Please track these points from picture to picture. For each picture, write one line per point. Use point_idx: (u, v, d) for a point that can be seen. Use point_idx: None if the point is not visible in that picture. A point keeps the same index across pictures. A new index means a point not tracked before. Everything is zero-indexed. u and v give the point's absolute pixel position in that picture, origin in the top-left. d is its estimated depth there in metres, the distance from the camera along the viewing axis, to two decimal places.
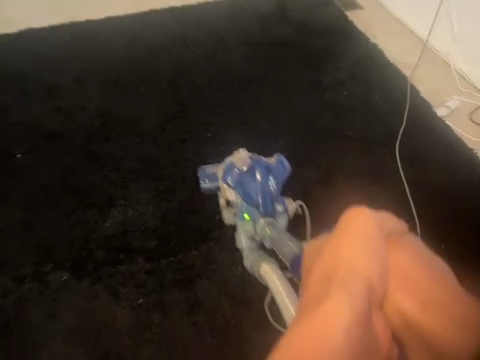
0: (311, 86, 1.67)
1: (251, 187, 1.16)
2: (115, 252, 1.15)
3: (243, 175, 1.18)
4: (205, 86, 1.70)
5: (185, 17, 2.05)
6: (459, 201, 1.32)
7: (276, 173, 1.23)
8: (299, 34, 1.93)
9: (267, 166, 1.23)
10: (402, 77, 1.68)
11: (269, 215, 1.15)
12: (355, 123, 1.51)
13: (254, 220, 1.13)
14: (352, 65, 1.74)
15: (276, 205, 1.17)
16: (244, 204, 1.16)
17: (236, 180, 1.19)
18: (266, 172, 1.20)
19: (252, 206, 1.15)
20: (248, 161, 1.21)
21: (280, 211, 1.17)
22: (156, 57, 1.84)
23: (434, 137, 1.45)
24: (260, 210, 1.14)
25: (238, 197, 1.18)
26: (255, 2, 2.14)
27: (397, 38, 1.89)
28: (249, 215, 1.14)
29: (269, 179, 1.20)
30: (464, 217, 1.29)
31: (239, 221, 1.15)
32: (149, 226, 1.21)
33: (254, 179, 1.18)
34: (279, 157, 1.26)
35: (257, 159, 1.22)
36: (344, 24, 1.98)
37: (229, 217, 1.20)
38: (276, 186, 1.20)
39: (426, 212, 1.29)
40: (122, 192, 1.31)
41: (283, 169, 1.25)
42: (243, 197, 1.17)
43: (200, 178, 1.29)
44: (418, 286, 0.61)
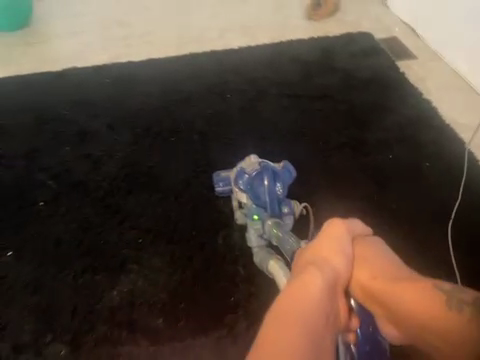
0: (351, 146, 1.54)
1: (260, 191, 1.20)
2: (118, 329, 1.06)
3: (251, 179, 1.21)
4: (237, 137, 1.62)
5: (224, 62, 2.00)
6: None
7: (283, 177, 1.24)
8: (343, 84, 1.80)
9: (274, 171, 1.23)
10: (457, 145, 1.51)
11: (276, 215, 1.21)
12: (402, 199, 1.39)
13: (263, 221, 1.19)
14: (400, 124, 1.59)
15: (283, 206, 1.22)
16: (254, 207, 1.22)
17: (245, 183, 1.22)
18: (273, 176, 1.22)
19: (260, 208, 1.21)
20: (257, 166, 1.22)
21: (287, 213, 1.23)
22: (191, 104, 1.79)
23: None
24: (268, 211, 1.20)
25: (248, 199, 1.22)
26: (298, 49, 2.05)
27: (453, 96, 1.72)
28: (258, 216, 1.21)
29: (277, 184, 1.22)
30: None
31: (249, 221, 1.22)
32: (158, 301, 1.11)
33: (261, 182, 1.21)
34: (286, 163, 1.26)
35: (266, 164, 1.23)
36: (394, 76, 1.83)
37: (240, 217, 1.26)
38: (284, 190, 1.23)
39: None
40: (136, 256, 1.22)
41: (289, 174, 1.25)
42: (252, 200, 1.22)
43: (215, 182, 1.31)
44: (373, 272, 0.94)
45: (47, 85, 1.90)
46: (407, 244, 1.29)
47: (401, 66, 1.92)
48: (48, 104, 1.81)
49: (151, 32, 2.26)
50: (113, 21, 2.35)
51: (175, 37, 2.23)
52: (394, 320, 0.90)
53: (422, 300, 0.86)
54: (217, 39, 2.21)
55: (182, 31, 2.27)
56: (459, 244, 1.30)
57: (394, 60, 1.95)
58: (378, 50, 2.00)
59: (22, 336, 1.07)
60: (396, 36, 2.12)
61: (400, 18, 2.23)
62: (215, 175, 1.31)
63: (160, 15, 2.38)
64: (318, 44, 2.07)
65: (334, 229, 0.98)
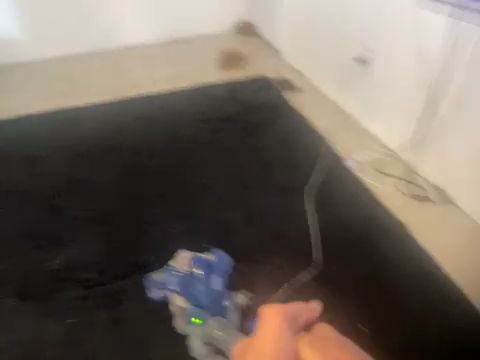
0: (246, 147, 2.00)
1: (195, 288, 1.31)
2: (59, 283, 1.37)
3: (186, 277, 1.34)
4: (158, 150, 2.04)
5: (150, 101, 2.50)
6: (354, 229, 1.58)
7: (215, 269, 1.39)
8: (243, 110, 2.34)
9: (205, 263, 1.39)
10: (319, 139, 2.01)
11: (217, 312, 1.28)
12: (278, 176, 1.80)
13: (204, 321, 1.26)
14: (282, 130, 2.11)
15: (222, 299, 1.32)
16: (192, 308, 1.29)
17: (180, 285, 1.33)
18: (205, 270, 1.37)
19: (198, 307, 1.29)
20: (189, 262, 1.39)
21: (228, 306, 1.31)
22: (122, 131, 2.23)
23: (339, 184, 1.75)
24: (206, 307, 1.28)
25: (186, 300, 1.30)
26: (209, 89, 2.60)
27: (321, 107, 2.27)
28: (198, 317, 1.27)
29: (209, 277, 1.36)
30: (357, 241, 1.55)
31: (190, 324, 1.27)
32: (90, 261, 1.44)
33: (195, 279, 1.33)
34: (216, 253, 1.46)
35: (197, 260, 1.40)
36: (281, 101, 2.39)
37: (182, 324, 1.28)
38: (217, 281, 1.37)
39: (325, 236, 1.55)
40: (73, 235, 1.55)
41: (221, 263, 1.42)
42: (190, 301, 1.29)
43: (150, 288, 1.36)
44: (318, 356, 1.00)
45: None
46: (278, 202, 1.67)
47: (287, 96, 2.52)
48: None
49: (91, 85, 2.74)
50: (59, 78, 2.81)
51: (111, 87, 2.72)
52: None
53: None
54: (147, 86, 2.74)
55: (117, 82, 2.78)
56: (313, 199, 1.69)
57: (282, 92, 2.56)
58: (270, 86, 2.61)
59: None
60: (285, 76, 2.77)
61: (288, 64, 2.90)
62: (146, 279, 1.38)
63: (100, 71, 2.89)
64: (225, 84, 2.65)
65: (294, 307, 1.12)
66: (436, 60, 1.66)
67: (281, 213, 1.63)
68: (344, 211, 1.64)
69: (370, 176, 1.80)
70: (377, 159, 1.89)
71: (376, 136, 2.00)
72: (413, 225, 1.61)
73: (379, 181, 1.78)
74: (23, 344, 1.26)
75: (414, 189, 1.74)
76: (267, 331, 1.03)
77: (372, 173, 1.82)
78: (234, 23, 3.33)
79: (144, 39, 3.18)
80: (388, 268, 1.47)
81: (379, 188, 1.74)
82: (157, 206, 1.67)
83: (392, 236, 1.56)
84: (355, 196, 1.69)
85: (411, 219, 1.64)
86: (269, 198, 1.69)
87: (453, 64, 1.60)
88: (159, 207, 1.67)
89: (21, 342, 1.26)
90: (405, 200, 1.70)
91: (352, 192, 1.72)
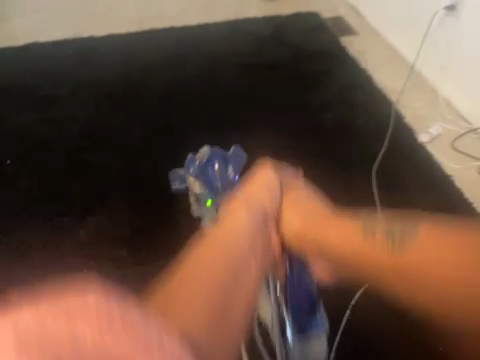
0: (296, 107, 1.71)
1: (212, 176, 1.15)
2: (86, 258, 1.27)
3: (200, 165, 1.21)
4: (193, 103, 1.75)
5: (183, 37, 2.13)
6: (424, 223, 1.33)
7: (234, 161, 1.21)
8: (292, 57, 1.98)
9: (224, 156, 1.21)
10: (386, 106, 1.68)
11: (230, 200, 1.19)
12: (334, 148, 1.55)
13: (213, 203, 1.08)
14: (340, 88, 1.77)
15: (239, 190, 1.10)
16: (205, 191, 1.15)
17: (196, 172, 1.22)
18: (223, 158, 1.20)
19: (213, 191, 1.13)
20: (208, 154, 1.22)
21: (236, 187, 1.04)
22: (151, 73, 1.91)
23: (409, 163, 1.48)
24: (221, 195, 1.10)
25: (201, 186, 1.17)
26: (252, 27, 2.20)
27: (388, 63, 1.88)
28: (209, 200, 1.10)
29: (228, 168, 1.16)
30: None
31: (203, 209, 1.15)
32: (120, 236, 1.31)
33: (211, 166, 1.18)
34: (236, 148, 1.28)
35: (214, 151, 1.23)
36: (338, 48, 2.01)
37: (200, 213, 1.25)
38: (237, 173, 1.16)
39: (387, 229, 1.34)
40: (100, 201, 1.41)
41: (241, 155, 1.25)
42: (205, 187, 1.15)
43: (172, 180, 1.39)
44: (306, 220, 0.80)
45: (11, 58, 1.98)
46: (333, 182, 1.44)
47: (345, 42, 2.12)
48: (11, 75, 1.89)
49: (113, 10, 2.35)
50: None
51: (137, 14, 2.32)
52: (325, 260, 0.81)
53: (350, 233, 0.79)
54: (178, 16, 2.32)
55: (144, 8, 2.37)
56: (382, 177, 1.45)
57: (339, 36, 2.15)
58: (325, 28, 2.19)
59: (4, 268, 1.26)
60: (342, 15, 2.32)
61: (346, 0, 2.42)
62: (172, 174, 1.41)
63: None
64: (271, 21, 2.24)
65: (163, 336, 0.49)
66: None
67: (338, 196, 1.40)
68: (420, 198, 1.38)
69: (448, 155, 1.50)
70: (456, 134, 1.56)
71: (457, 105, 1.64)
72: None
73: (459, 164, 1.47)
74: None
75: None
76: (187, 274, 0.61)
77: (449, 152, 1.51)
78: None
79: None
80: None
81: (458, 173, 1.45)
82: None
83: None
84: (430, 181, 1.42)
85: None
86: (323, 175, 1.46)
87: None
88: None
89: None
90: None
91: (426, 174, 1.45)
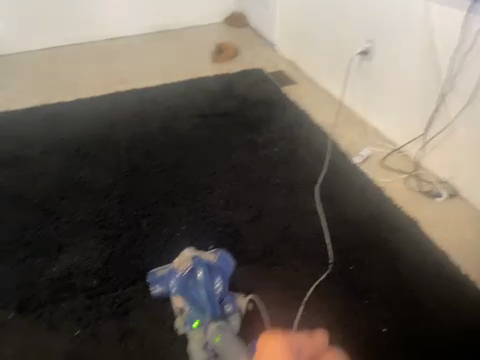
0: (247, 145, 1.94)
1: (197, 293, 1.17)
2: (58, 292, 1.26)
3: (186, 279, 1.18)
4: (155, 149, 1.94)
5: (144, 96, 2.39)
6: (365, 226, 1.50)
7: (219, 270, 1.22)
8: (241, 106, 2.26)
9: (209, 264, 1.22)
10: (323, 137, 1.95)
11: (217, 318, 1.15)
12: (284, 174, 1.74)
13: (204, 328, 1.12)
14: (284, 127, 2.03)
15: (225, 305, 1.18)
16: (193, 312, 1.16)
17: (179, 284, 1.20)
18: (210, 271, 1.20)
19: (200, 311, 1.16)
20: (190, 263, 1.21)
21: (231, 312, 1.18)
22: (115, 129, 2.11)
23: (347, 179, 1.69)
24: (208, 316, 1.14)
25: (186, 303, 1.17)
26: (205, 84, 2.50)
27: (322, 102, 2.20)
28: (198, 322, 1.14)
29: (214, 282, 1.19)
30: (371, 237, 1.47)
31: (190, 330, 1.14)
32: (92, 268, 1.34)
33: (197, 280, 1.18)
34: (221, 252, 1.25)
35: (198, 259, 1.21)
36: (279, 95, 2.33)
37: (181, 327, 1.17)
38: (222, 285, 1.20)
39: (335, 234, 1.48)
40: (71, 240, 1.45)
41: (227, 263, 1.25)
42: (191, 304, 1.17)
43: (151, 284, 1.26)
44: None
45: None
46: (285, 201, 1.60)
47: (286, 90, 2.46)
48: None
49: (78, 80, 2.60)
50: (44, 72, 2.67)
51: (101, 81, 2.60)
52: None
53: None
54: (139, 81, 2.62)
55: (107, 76, 2.65)
56: (323, 196, 1.62)
57: (280, 86, 2.49)
58: (268, 80, 2.53)
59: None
60: (282, 69, 2.69)
61: (284, 57, 2.82)
62: (151, 276, 1.28)
63: (88, 64, 2.76)
64: (221, 78, 2.57)
65: None
66: (437, 45, 1.59)
67: (290, 213, 1.56)
68: (358, 207, 1.57)
69: (377, 171, 1.74)
70: (384, 154, 1.82)
71: (381, 131, 1.93)
72: (427, 221, 1.53)
73: (387, 177, 1.70)
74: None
75: (424, 184, 1.66)
76: None
77: (379, 169, 1.75)
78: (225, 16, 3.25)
79: (133, 33, 3.08)
80: (406, 266, 1.38)
81: (387, 184, 1.67)
82: (160, 210, 1.58)
83: (409, 235, 1.47)
84: (366, 192, 1.63)
85: (424, 214, 1.55)
86: (275, 197, 1.62)
87: (456, 47, 1.52)
88: (162, 210, 1.58)
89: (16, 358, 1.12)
90: (415, 196, 1.61)
91: (358, 187, 1.65)
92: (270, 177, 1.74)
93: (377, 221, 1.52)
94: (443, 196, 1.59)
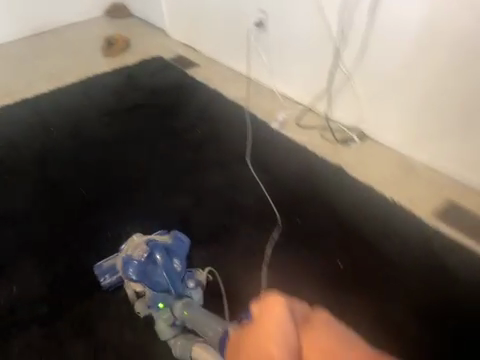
0: (167, 134, 1.90)
1: (158, 277, 1.13)
2: (5, 331, 1.14)
3: (144, 264, 1.14)
4: (70, 159, 1.80)
5: (38, 107, 2.18)
6: (302, 175, 1.61)
7: (177, 250, 1.18)
8: (149, 97, 2.19)
9: (165, 247, 1.17)
10: (240, 109, 2.01)
11: (183, 295, 1.15)
12: (215, 150, 1.76)
13: (170, 307, 1.12)
14: (200, 108, 2.04)
15: (189, 282, 1.17)
16: (156, 293, 1.14)
17: (138, 271, 1.14)
18: (167, 253, 1.16)
19: (164, 293, 1.14)
20: (148, 248, 1.15)
21: (193, 286, 1.19)
22: (16, 147, 1.90)
23: (270, 142, 1.78)
24: (173, 294, 1.14)
25: (147, 288, 1.14)
26: (104, 82, 2.37)
27: (231, 79, 2.25)
28: (163, 303, 1.12)
29: (173, 263, 1.16)
30: (310, 182, 1.58)
31: (155, 312, 1.13)
32: (36, 296, 1.22)
33: (155, 264, 1.15)
34: (175, 233, 1.21)
35: (153, 243, 1.16)
36: (186, 80, 2.32)
37: (141, 308, 1.16)
38: (181, 264, 1.17)
39: (272, 193, 1.54)
40: (2, 276, 1.30)
41: (182, 241, 1.20)
42: (152, 288, 1.14)
43: (99, 276, 1.21)
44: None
45: None
46: (221, 176, 1.63)
47: (191, 73, 2.45)
48: None
49: None
50: None
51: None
52: None
53: None
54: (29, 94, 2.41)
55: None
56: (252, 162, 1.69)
57: (184, 70, 2.47)
58: (170, 66, 2.49)
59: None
60: (181, 54, 2.67)
61: (180, 41, 2.78)
62: (97, 268, 1.22)
63: None
64: (120, 73, 2.46)
65: (268, 308, 0.90)
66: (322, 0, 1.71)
67: (228, 186, 1.58)
68: (287, 165, 1.65)
69: (294, 132, 1.85)
70: (296, 116, 1.94)
71: (288, 94, 2.03)
72: (350, 164, 1.66)
73: (305, 135, 1.82)
74: None
75: (338, 134, 1.80)
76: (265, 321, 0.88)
77: (295, 129, 1.86)
78: (105, 11, 3.30)
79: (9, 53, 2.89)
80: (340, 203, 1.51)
81: (306, 141, 1.79)
82: (95, 219, 1.49)
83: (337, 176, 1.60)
84: (291, 151, 1.72)
85: (345, 159, 1.69)
86: (211, 175, 1.64)
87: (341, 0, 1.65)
88: (97, 219, 1.49)
89: None
90: (334, 145, 1.76)
91: (281, 147, 1.75)
92: (204, 157, 1.73)
93: (307, 170, 1.63)
94: (354, 140, 1.76)
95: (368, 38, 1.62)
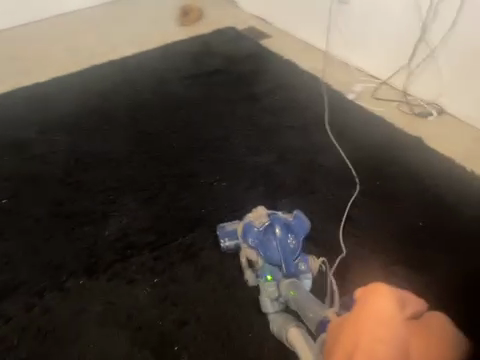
0: (248, 97, 2.03)
1: (273, 248, 1.22)
2: (122, 251, 1.34)
3: (263, 234, 1.24)
4: (159, 113, 1.96)
5: (125, 67, 2.36)
6: (381, 142, 1.69)
7: (296, 230, 1.27)
8: (227, 63, 2.32)
9: (285, 222, 1.27)
10: (316, 80, 2.10)
11: (292, 275, 1.22)
12: (294, 117, 1.88)
13: (277, 281, 1.19)
14: (276, 77, 2.15)
15: (300, 264, 1.23)
16: (267, 265, 1.22)
17: (257, 239, 1.24)
18: (286, 228, 1.26)
19: (274, 266, 1.22)
20: (268, 220, 1.26)
21: (304, 270, 1.23)
22: (109, 100, 2.08)
23: (348, 112, 1.87)
24: (284, 271, 1.21)
25: (259, 257, 1.23)
26: (183, 47, 2.52)
27: (305, 52, 2.35)
28: (272, 276, 1.20)
29: (288, 238, 1.25)
30: (389, 149, 1.66)
31: (262, 282, 1.20)
32: (144, 225, 1.40)
33: (273, 237, 1.24)
34: (296, 213, 1.30)
35: (276, 218, 1.27)
36: (260, 49, 2.42)
37: (250, 277, 1.25)
38: (296, 245, 1.25)
39: (352, 159, 1.64)
40: (112, 206, 1.48)
41: (302, 222, 1.28)
42: (265, 257, 1.22)
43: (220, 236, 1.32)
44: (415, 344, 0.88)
45: None
46: (302, 139, 1.75)
47: (264, 43, 2.54)
48: None
49: (49, 68, 2.54)
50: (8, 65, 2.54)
51: (74, 66, 2.57)
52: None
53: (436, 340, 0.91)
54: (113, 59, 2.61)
55: (80, 62, 2.62)
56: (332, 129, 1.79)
57: (257, 40, 2.56)
58: (243, 36, 2.59)
59: (30, 289, 1.28)
60: (252, 25, 2.76)
61: (251, 13, 2.87)
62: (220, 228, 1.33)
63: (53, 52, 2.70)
64: (197, 40, 2.59)
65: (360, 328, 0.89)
66: None
67: (310, 148, 1.70)
68: (366, 134, 1.74)
69: (370, 103, 1.93)
70: (372, 88, 2.00)
71: (365, 68, 2.10)
72: (428, 136, 1.71)
73: (382, 107, 1.90)
74: (107, 312, 1.21)
75: (416, 107, 1.84)
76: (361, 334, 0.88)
77: (372, 101, 1.94)
78: None
79: (90, 19, 3.08)
80: (420, 168, 1.58)
81: (384, 112, 1.86)
82: (188, 167, 1.64)
83: (414, 147, 1.66)
84: (369, 122, 1.80)
85: (423, 131, 1.74)
86: (292, 137, 1.76)
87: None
88: (190, 166, 1.64)
89: (105, 310, 1.22)
90: (411, 117, 1.80)
91: (359, 116, 1.84)
92: (285, 121, 1.86)
93: (385, 137, 1.71)
94: (433, 114, 1.78)
95: (460, 14, 1.64)
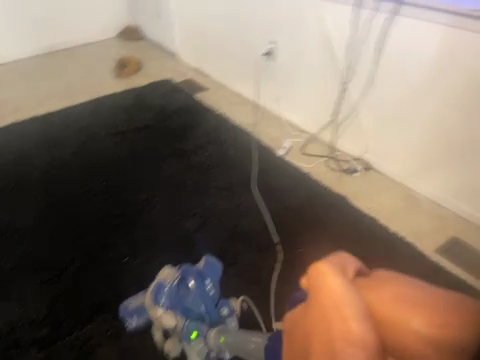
0: (175, 155, 1.93)
1: (190, 303, 1.11)
2: (5, 351, 1.17)
3: (177, 291, 1.11)
4: (77, 175, 1.81)
5: (48, 121, 2.22)
6: (309, 199, 1.64)
7: (210, 275, 1.17)
8: (158, 117, 2.23)
9: (198, 272, 1.15)
10: (247, 134, 2.05)
11: (215, 322, 1.14)
12: (221, 176, 1.79)
13: (204, 336, 1.11)
14: (207, 132, 2.09)
15: (220, 308, 1.17)
16: (188, 322, 1.11)
17: (170, 297, 1.11)
18: (199, 277, 1.14)
19: (196, 320, 1.12)
20: (178, 275, 1.12)
21: (226, 314, 1.17)
22: (24, 161, 1.93)
23: (276, 169, 1.81)
24: (206, 321, 1.13)
25: (179, 317, 1.11)
26: (114, 100, 2.43)
27: (239, 105, 2.33)
28: (197, 332, 1.11)
29: (205, 286, 1.14)
30: (315, 209, 1.60)
31: (187, 343, 1.12)
32: (37, 316, 1.25)
33: (189, 290, 1.13)
34: (207, 259, 1.20)
35: (185, 268, 1.14)
36: (195, 102, 2.38)
37: (171, 347, 1.15)
38: (215, 291, 1.16)
39: (278, 223, 1.55)
40: (4, 292, 1.32)
41: (214, 268, 1.19)
42: (184, 316, 1.11)
43: (125, 318, 1.21)
44: (403, 297, 0.71)
45: None
46: (228, 201, 1.65)
47: (200, 96, 2.50)
48: None
49: None
50: None
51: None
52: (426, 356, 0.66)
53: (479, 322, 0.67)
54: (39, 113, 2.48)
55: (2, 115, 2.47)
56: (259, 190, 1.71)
57: (193, 93, 2.52)
58: (179, 88, 2.55)
59: None
60: (189, 76, 2.74)
61: (189, 65, 2.87)
62: (123, 310, 1.22)
63: None
64: (130, 92, 2.51)
65: (327, 285, 0.74)
66: (331, 38, 1.74)
67: (235, 212, 1.60)
68: (294, 193, 1.67)
69: (301, 159, 1.88)
70: (302, 143, 1.98)
71: (296, 122, 2.08)
72: (353, 193, 1.67)
73: (311, 163, 1.85)
74: None
75: (343, 163, 1.82)
76: (319, 293, 0.74)
77: (301, 157, 1.89)
78: (118, 32, 3.41)
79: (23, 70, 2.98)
80: (347, 231, 1.50)
81: (312, 169, 1.81)
82: (98, 239, 1.48)
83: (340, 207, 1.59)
84: (297, 179, 1.74)
85: (348, 189, 1.70)
86: (217, 199, 1.66)
87: (352, 40, 1.66)
88: (101, 238, 1.49)
89: None
90: (338, 175, 1.77)
91: (287, 173, 1.78)
92: (211, 181, 1.77)
93: (313, 195, 1.65)
94: (360, 170, 1.76)
95: (373, 78, 1.63)
